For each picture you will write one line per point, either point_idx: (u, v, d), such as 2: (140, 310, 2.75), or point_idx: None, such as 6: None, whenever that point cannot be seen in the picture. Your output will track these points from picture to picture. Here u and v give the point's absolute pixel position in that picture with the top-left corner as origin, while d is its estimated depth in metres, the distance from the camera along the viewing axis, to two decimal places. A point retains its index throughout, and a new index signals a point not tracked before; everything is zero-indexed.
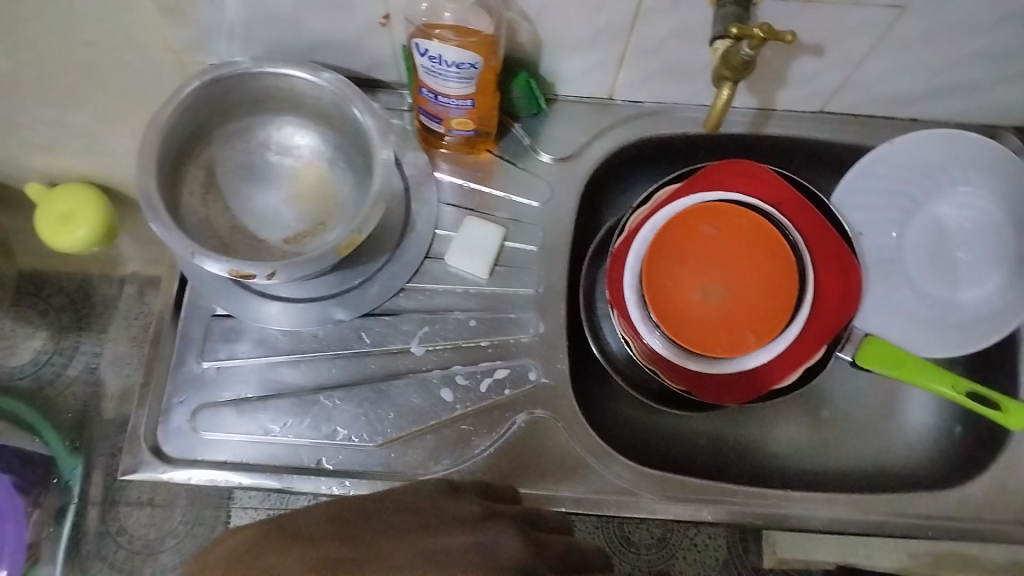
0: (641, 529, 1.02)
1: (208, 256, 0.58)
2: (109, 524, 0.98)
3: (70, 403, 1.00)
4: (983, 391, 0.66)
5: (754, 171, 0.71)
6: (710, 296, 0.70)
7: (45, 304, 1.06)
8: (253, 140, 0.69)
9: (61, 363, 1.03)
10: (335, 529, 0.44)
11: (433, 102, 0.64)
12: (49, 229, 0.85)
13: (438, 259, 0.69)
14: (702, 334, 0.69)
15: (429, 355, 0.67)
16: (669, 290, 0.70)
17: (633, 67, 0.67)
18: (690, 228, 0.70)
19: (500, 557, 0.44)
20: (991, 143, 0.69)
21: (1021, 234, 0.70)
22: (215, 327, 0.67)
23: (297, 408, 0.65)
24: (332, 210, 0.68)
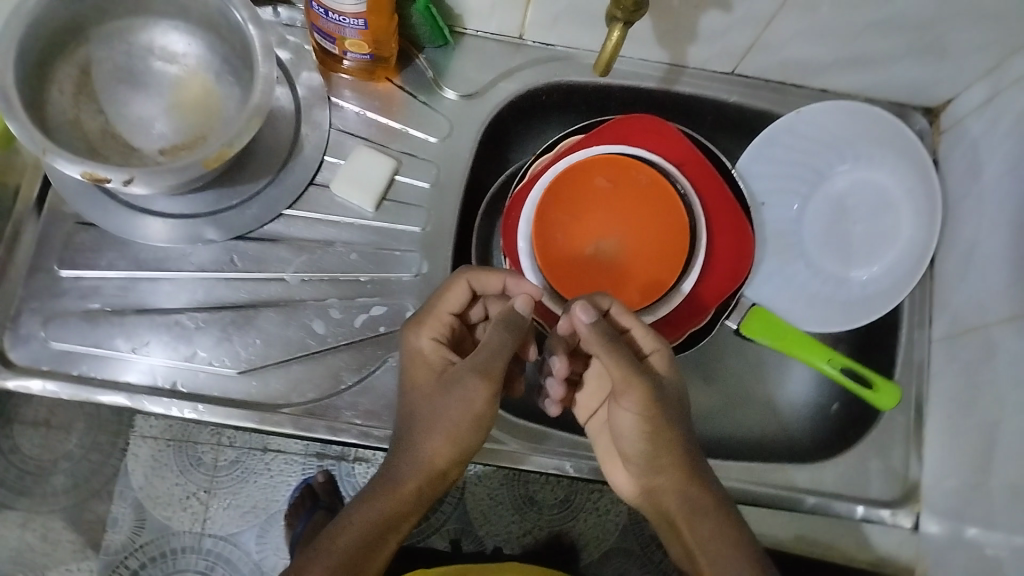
0: (545, 489, 0.97)
1: (61, 155, 0.54)
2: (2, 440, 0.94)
3: None
4: (857, 367, 0.67)
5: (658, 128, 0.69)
6: (603, 251, 0.69)
7: None
8: (135, 42, 0.64)
9: None
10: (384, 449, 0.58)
11: (325, 19, 0.61)
12: None
13: (323, 187, 0.66)
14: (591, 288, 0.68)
15: (303, 285, 0.64)
16: (561, 241, 0.68)
17: (541, 5, 0.64)
18: (588, 180, 0.69)
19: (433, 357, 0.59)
20: (893, 121, 0.69)
21: (914, 215, 0.70)
22: (77, 235, 0.63)
23: (156, 326, 0.62)
24: (214, 124, 0.65)
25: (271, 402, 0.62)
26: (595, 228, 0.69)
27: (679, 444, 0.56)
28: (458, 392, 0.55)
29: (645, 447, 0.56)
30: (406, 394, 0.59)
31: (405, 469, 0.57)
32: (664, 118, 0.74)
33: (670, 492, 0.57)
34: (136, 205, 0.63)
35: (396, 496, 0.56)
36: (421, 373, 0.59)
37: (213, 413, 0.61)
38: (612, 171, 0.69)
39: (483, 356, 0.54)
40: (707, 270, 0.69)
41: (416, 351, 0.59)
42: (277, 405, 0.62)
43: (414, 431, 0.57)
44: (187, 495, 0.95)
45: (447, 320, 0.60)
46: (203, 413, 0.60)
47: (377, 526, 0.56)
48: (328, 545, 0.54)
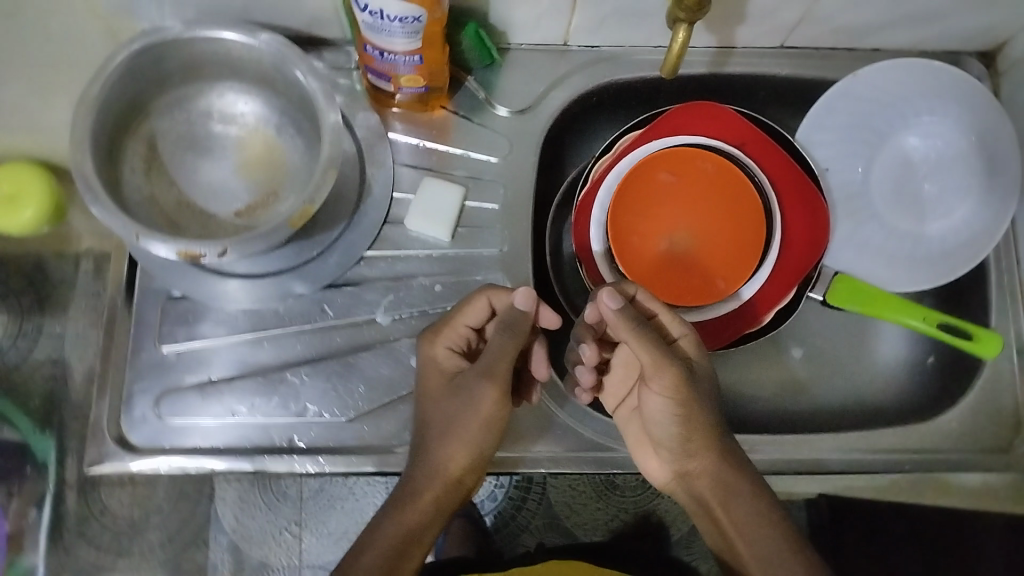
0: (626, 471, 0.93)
1: (154, 237, 0.56)
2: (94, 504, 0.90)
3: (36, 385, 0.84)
4: (955, 322, 0.67)
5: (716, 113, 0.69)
6: (678, 245, 0.69)
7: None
8: (194, 110, 0.65)
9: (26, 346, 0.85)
10: (413, 456, 0.60)
11: (379, 60, 0.62)
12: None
13: (398, 225, 0.67)
14: (673, 283, 0.68)
15: (395, 324, 0.65)
16: (636, 241, 0.69)
17: (587, 11, 0.65)
18: (653, 176, 0.69)
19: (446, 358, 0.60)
20: (954, 70, 0.68)
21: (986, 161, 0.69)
22: (171, 309, 0.64)
23: (263, 387, 0.63)
24: (283, 179, 0.66)
25: (386, 444, 0.63)
26: (665, 223, 0.69)
27: (716, 430, 0.58)
28: (467, 398, 0.57)
29: (679, 433, 0.57)
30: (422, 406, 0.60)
31: (423, 479, 0.59)
32: (716, 101, 0.74)
33: (710, 478, 0.59)
34: (222, 270, 0.64)
35: (418, 507, 0.58)
36: (435, 384, 0.60)
37: (333, 464, 0.62)
38: (675, 164, 0.69)
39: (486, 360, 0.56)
40: (784, 248, 0.69)
41: (428, 360, 0.61)
42: (391, 446, 0.63)
43: (431, 441, 0.59)
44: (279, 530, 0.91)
45: (463, 331, 0.60)
46: (324, 465, 0.62)
47: (406, 534, 0.57)
48: (359, 556, 0.56)
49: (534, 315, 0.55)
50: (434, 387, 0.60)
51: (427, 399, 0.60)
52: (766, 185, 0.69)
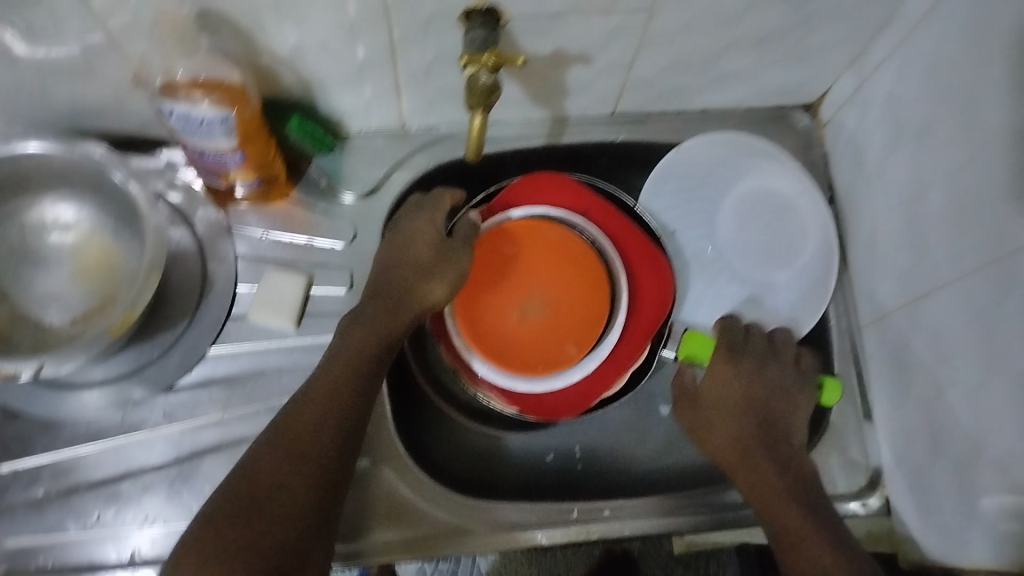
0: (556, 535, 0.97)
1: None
2: None
3: None
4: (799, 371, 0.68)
5: (554, 182, 0.71)
6: (536, 313, 0.69)
7: None
8: (24, 220, 0.64)
9: None
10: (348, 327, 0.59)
11: (203, 159, 0.61)
12: None
13: (242, 319, 0.66)
14: (524, 349, 0.68)
15: (242, 421, 0.64)
16: (488, 317, 0.69)
17: (414, 95, 0.66)
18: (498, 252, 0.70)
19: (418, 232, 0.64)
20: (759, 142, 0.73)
21: (814, 214, 0.72)
22: (7, 425, 0.62)
23: (103, 500, 0.61)
24: (120, 282, 0.65)
25: None
26: (517, 295, 0.69)
27: (747, 425, 0.62)
28: (449, 260, 0.63)
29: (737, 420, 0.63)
30: (400, 251, 0.63)
31: (354, 339, 0.58)
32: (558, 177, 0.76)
33: (753, 476, 0.59)
34: (73, 382, 0.63)
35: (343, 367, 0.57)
36: (409, 244, 0.63)
37: None
38: (516, 237, 0.70)
39: (466, 236, 0.65)
40: (635, 304, 0.69)
41: (403, 235, 0.64)
42: None
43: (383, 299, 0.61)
44: None
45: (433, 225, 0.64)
46: None
47: (331, 394, 0.55)
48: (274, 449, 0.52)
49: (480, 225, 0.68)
50: (410, 245, 0.63)
51: (394, 255, 0.63)
52: (607, 248, 0.70)
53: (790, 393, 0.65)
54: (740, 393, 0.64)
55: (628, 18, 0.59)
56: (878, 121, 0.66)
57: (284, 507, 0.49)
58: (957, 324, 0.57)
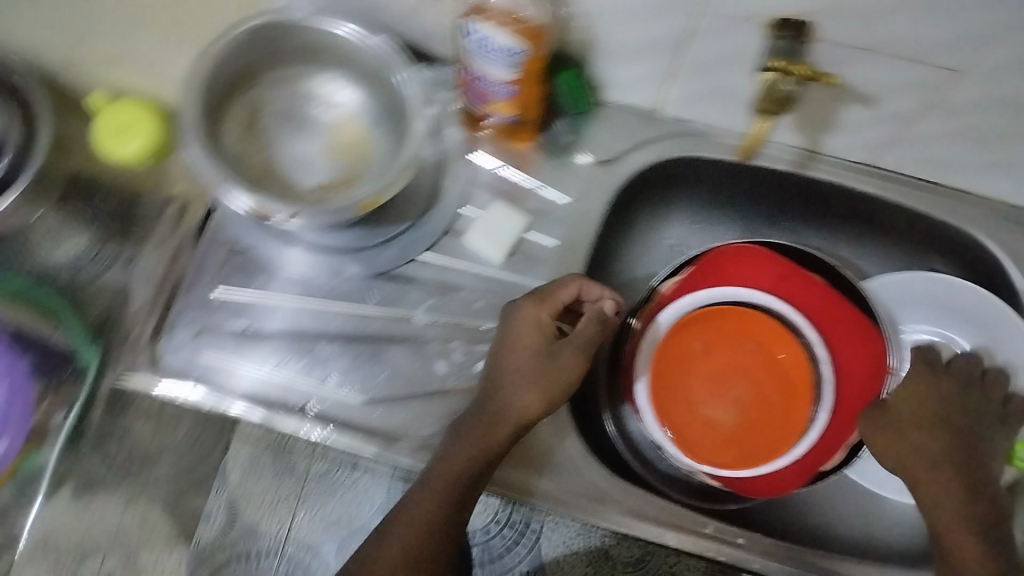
0: (620, 546, 0.90)
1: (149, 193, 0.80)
2: (117, 433, 0.87)
3: (101, 298, 0.80)
4: None
5: (752, 255, 0.74)
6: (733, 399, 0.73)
7: (86, 206, 0.79)
8: (300, 88, 0.70)
9: (100, 269, 0.81)
10: (475, 420, 0.61)
11: (477, 84, 0.64)
12: (103, 138, 0.70)
13: (458, 236, 0.71)
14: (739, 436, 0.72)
15: (431, 326, 0.69)
16: (690, 410, 0.73)
17: (681, 87, 0.67)
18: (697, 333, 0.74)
19: (507, 360, 0.62)
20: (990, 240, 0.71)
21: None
22: (232, 259, 0.69)
23: (294, 349, 0.68)
24: (364, 167, 0.70)
25: (393, 433, 0.65)
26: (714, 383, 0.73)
27: (938, 427, 0.63)
28: (559, 366, 0.61)
29: (909, 417, 0.64)
30: (506, 350, 0.62)
31: (496, 413, 0.61)
32: (785, 211, 0.78)
33: (933, 486, 0.61)
34: (289, 240, 0.69)
35: (460, 454, 0.60)
36: (522, 340, 0.62)
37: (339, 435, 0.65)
38: (704, 334, 0.74)
39: (585, 338, 0.63)
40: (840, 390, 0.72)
41: (510, 342, 0.62)
42: (396, 438, 0.65)
43: (470, 417, 0.61)
44: (278, 500, 0.93)
45: (534, 331, 0.62)
46: (330, 433, 0.65)
47: (456, 480, 0.59)
48: (408, 511, 0.59)
49: (592, 324, 0.63)
50: (529, 339, 0.62)
51: (507, 366, 0.62)
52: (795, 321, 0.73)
53: (982, 422, 0.65)
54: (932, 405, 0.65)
55: (934, 72, 0.57)
56: None
57: (434, 538, 0.58)
58: None
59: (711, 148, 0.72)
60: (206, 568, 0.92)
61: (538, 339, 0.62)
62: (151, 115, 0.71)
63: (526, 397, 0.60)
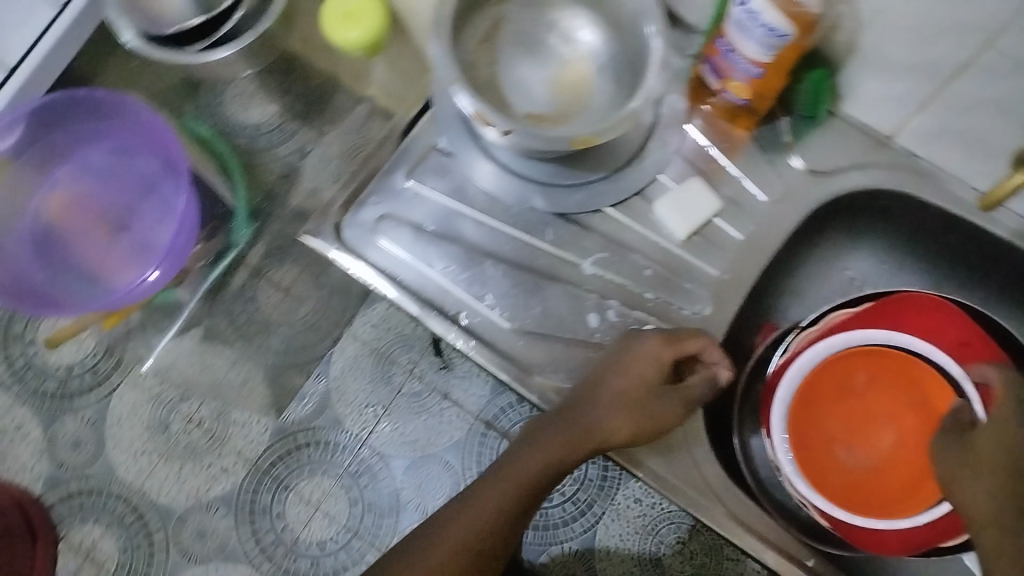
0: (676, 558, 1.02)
1: (345, 91, 1.01)
2: (250, 287, 1.05)
3: (267, 177, 1.03)
4: None
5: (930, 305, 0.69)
6: (866, 446, 0.69)
7: (289, 84, 1.03)
8: (547, 16, 0.71)
9: (279, 139, 1.04)
10: (561, 426, 0.63)
11: (723, 56, 0.64)
12: (331, 17, 0.77)
13: (646, 201, 0.71)
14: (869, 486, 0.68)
15: (595, 278, 0.69)
16: (826, 444, 0.70)
17: (928, 119, 0.64)
18: (853, 371, 0.71)
19: (607, 390, 0.62)
20: None
21: None
22: (431, 158, 0.71)
23: (463, 260, 0.69)
24: (578, 109, 0.70)
25: (529, 366, 0.66)
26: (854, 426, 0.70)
27: (996, 466, 0.55)
28: (656, 413, 0.61)
29: (973, 455, 0.57)
30: (611, 379, 0.62)
31: (581, 435, 0.62)
32: (982, 280, 0.73)
33: (982, 527, 0.54)
34: (486, 153, 0.71)
35: (538, 454, 0.64)
36: (629, 383, 0.61)
37: (477, 351, 0.66)
38: (862, 372, 0.70)
39: (692, 396, 0.63)
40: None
41: (613, 381, 0.62)
42: (531, 371, 0.66)
43: (556, 426, 0.63)
44: (367, 404, 1.07)
45: (642, 375, 0.62)
46: (471, 347, 0.66)
47: (528, 483, 0.64)
48: (469, 504, 0.64)
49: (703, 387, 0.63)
50: (625, 383, 0.62)
51: (606, 399, 0.62)
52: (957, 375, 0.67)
53: None
54: (1005, 448, 0.56)
55: None
56: None
57: (485, 533, 0.63)
58: None
59: (935, 192, 0.68)
60: (285, 444, 1.07)
61: (644, 382, 0.62)
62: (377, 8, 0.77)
63: (615, 430, 0.61)
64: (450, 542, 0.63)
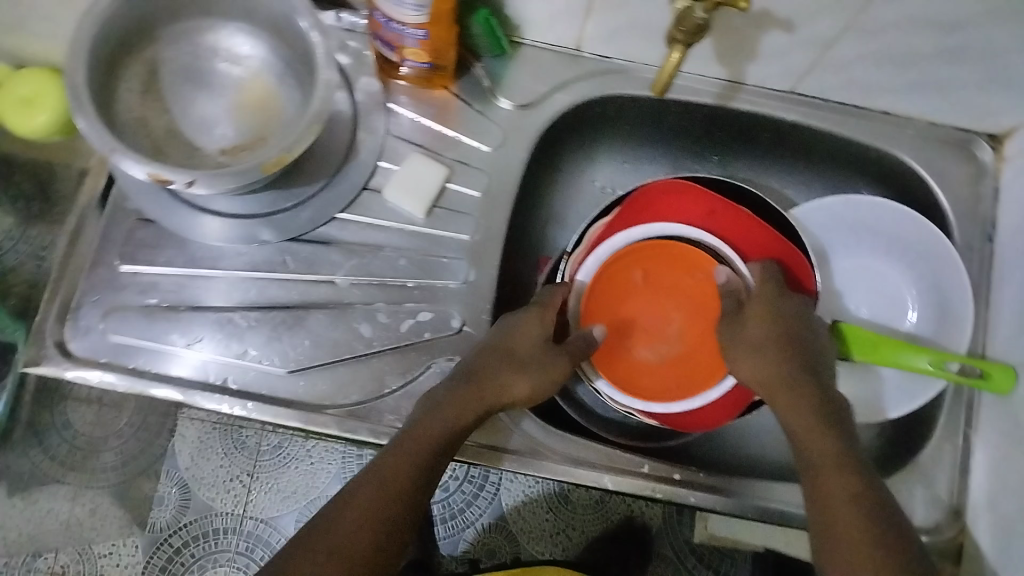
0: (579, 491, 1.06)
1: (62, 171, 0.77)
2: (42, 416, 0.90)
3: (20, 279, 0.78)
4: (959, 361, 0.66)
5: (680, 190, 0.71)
6: (657, 343, 0.71)
7: (15, 186, 0.81)
8: (201, 43, 0.66)
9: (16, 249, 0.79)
10: (454, 404, 0.58)
11: (386, 28, 0.61)
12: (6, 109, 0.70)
13: (376, 192, 0.68)
14: (673, 372, 0.70)
15: (353, 288, 0.66)
16: (623, 348, 0.70)
17: (601, 20, 0.65)
18: (625, 274, 0.71)
19: (486, 357, 0.61)
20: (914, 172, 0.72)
21: (965, 233, 0.71)
22: (140, 230, 0.66)
23: (208, 324, 0.65)
24: (275, 127, 0.66)
25: (318, 403, 0.63)
26: (644, 321, 0.71)
27: (773, 334, 0.61)
28: (551, 361, 0.63)
29: (754, 331, 0.62)
30: (502, 338, 0.63)
31: (482, 393, 0.60)
32: (711, 144, 0.76)
33: (790, 396, 0.58)
34: (203, 206, 0.66)
35: (439, 415, 0.58)
36: (518, 341, 0.63)
37: (259, 412, 0.63)
38: (638, 266, 0.72)
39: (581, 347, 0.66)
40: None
41: (498, 341, 0.63)
42: (322, 407, 0.63)
43: (452, 389, 0.59)
44: (230, 478, 1.01)
45: (530, 334, 0.64)
46: (250, 410, 0.62)
47: (426, 458, 0.56)
48: (365, 479, 0.54)
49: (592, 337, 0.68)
50: (525, 337, 0.63)
51: (504, 356, 0.62)
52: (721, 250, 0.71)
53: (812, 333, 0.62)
54: (778, 326, 0.62)
55: None
56: None
57: (387, 523, 0.52)
58: None
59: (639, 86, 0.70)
60: (162, 554, 0.99)
61: (537, 339, 0.64)
62: (56, 84, 0.71)
63: (518, 385, 0.61)
64: (357, 508, 0.52)
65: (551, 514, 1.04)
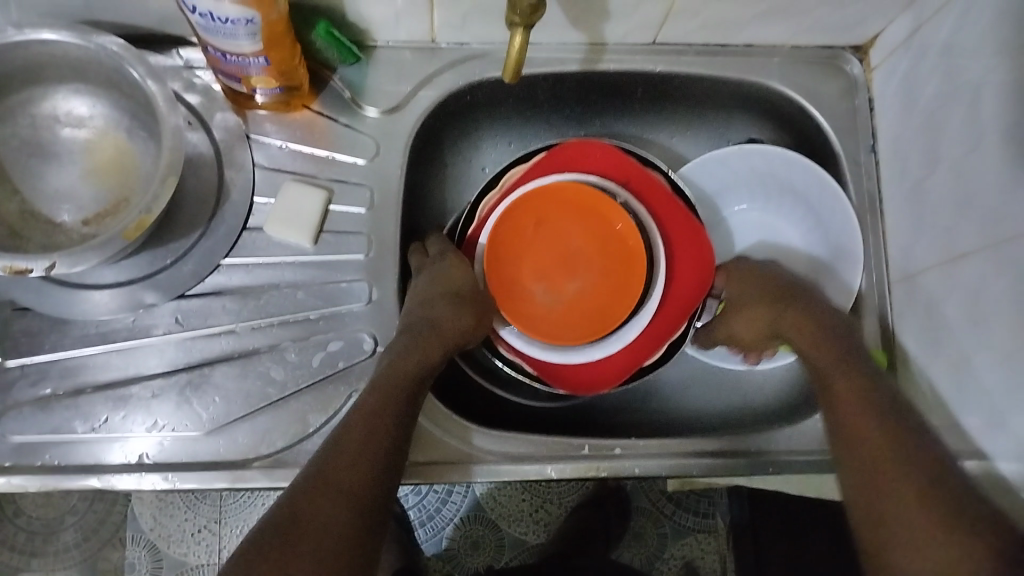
0: None
1: None
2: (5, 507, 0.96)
3: None
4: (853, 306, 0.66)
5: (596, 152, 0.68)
6: (562, 289, 0.65)
7: None
8: (37, 113, 0.62)
9: None
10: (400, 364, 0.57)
11: (224, 62, 0.58)
12: None
13: (258, 230, 0.65)
14: (564, 324, 0.65)
15: (254, 333, 0.64)
16: (526, 259, 0.66)
17: (446, 9, 0.63)
18: (529, 220, 0.65)
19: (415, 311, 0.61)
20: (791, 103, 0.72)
21: (849, 149, 0.71)
22: (16, 322, 0.63)
23: (112, 403, 0.62)
24: (134, 184, 0.63)
25: (242, 458, 0.61)
26: (551, 255, 0.66)
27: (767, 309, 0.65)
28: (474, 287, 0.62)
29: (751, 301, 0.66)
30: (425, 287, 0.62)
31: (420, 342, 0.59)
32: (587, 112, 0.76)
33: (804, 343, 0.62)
34: (81, 282, 0.63)
35: (390, 378, 0.56)
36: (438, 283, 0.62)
37: (181, 481, 0.60)
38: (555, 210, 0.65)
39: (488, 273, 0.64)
40: (672, 277, 0.67)
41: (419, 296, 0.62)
42: (247, 461, 0.61)
43: (403, 347, 0.58)
44: (197, 530, 0.97)
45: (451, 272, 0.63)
46: (172, 482, 0.60)
47: (377, 419, 0.54)
48: (328, 458, 0.51)
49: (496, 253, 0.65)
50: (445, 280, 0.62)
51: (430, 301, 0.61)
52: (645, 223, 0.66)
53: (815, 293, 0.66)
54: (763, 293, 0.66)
55: None
56: (930, 70, 0.63)
57: (348, 496, 0.49)
58: (996, 286, 0.56)
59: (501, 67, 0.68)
60: None
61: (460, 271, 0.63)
62: None
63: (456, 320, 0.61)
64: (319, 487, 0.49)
65: (527, 494, 1.04)
